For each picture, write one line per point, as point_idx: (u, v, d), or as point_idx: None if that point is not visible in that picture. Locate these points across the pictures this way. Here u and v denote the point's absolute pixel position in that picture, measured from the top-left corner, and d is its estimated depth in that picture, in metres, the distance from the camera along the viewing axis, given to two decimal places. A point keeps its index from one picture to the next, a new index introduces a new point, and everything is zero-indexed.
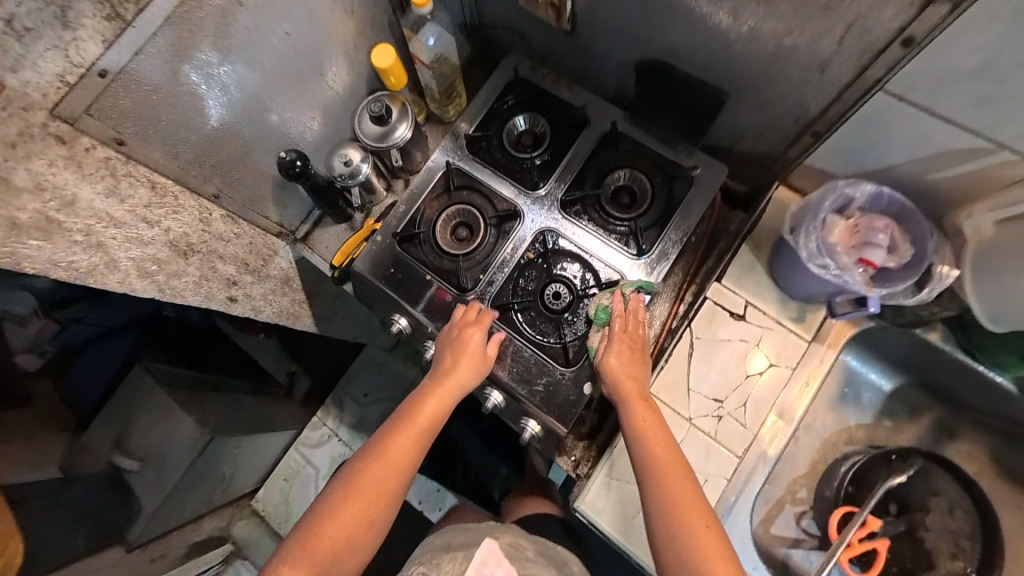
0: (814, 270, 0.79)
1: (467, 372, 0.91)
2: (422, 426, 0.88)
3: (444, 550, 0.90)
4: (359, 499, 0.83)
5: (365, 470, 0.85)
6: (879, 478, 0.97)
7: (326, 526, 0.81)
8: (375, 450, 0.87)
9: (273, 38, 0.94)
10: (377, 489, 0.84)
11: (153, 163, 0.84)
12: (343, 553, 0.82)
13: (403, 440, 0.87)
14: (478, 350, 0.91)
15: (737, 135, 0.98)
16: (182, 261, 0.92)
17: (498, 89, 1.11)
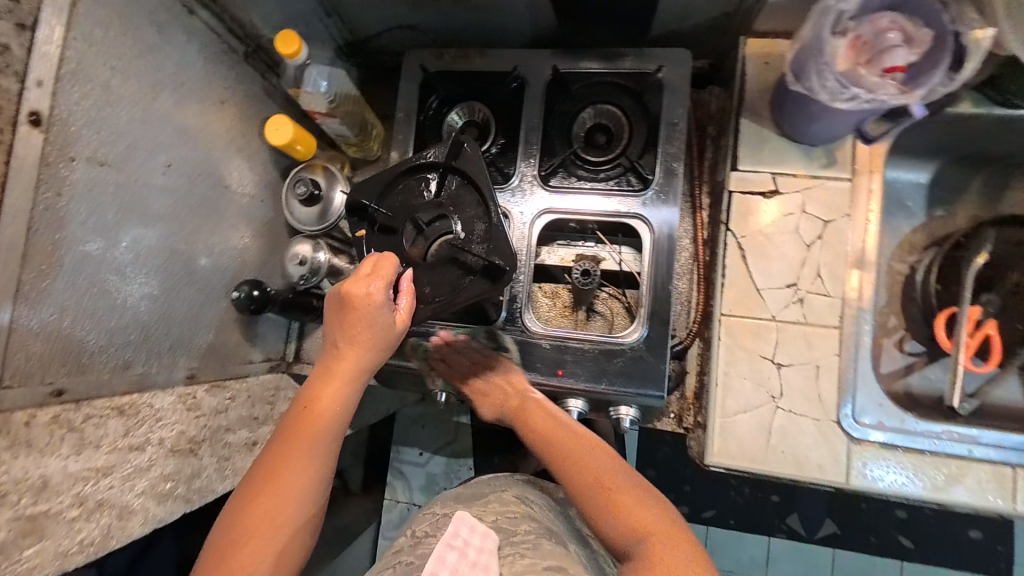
0: (842, 106, 0.70)
1: (369, 330, 0.68)
2: (342, 374, 0.70)
3: (454, 505, 0.80)
4: (264, 490, 0.66)
5: (272, 453, 0.69)
6: (961, 265, 0.89)
7: (246, 486, 0.68)
8: (282, 431, 0.70)
9: (159, 185, 0.75)
10: (279, 477, 0.67)
11: (103, 388, 0.68)
12: (263, 517, 0.65)
13: (315, 411, 0.69)
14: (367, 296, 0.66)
15: (683, 13, 0.88)
16: (194, 457, 0.82)
17: (419, 91, 0.98)
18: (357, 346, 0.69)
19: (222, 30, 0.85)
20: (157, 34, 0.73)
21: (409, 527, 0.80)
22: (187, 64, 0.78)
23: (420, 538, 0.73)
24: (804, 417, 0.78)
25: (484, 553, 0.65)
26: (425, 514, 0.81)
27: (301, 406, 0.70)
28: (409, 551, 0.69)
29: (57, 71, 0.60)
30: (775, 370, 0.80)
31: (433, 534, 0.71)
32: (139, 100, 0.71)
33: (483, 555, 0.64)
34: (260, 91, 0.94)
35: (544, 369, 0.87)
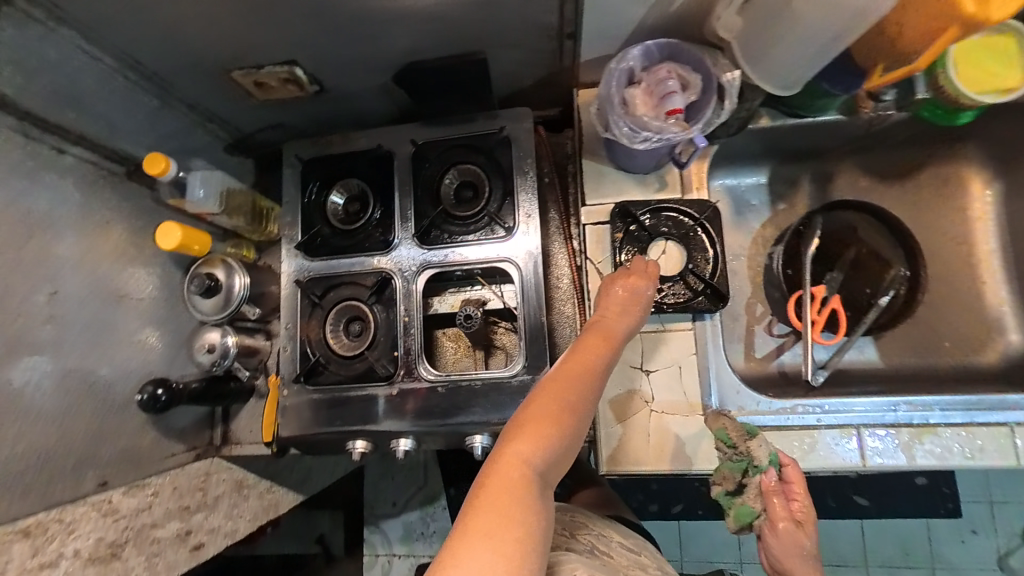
0: (641, 146, 0.82)
1: (638, 291, 0.82)
2: (599, 356, 0.72)
3: (607, 529, 0.90)
4: (526, 446, 0.61)
5: (544, 390, 0.67)
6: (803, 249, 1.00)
7: (522, 424, 0.63)
8: (549, 380, 0.69)
9: (47, 312, 0.81)
10: (559, 421, 0.64)
11: (4, 515, 0.72)
12: (557, 425, 0.63)
13: (583, 376, 0.69)
14: (630, 294, 0.81)
15: (516, 75, 1.02)
16: (118, 561, 0.85)
17: (298, 179, 1.09)
18: (622, 325, 0.78)
19: (99, 158, 0.92)
20: (26, 179, 0.79)
21: (561, 525, 0.85)
22: (63, 197, 0.85)
23: (595, 547, 0.81)
24: (676, 415, 0.86)
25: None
26: (571, 519, 0.88)
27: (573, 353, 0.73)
28: (604, 560, 0.77)
29: None
30: (643, 376, 0.88)
31: (609, 555, 0.80)
32: (12, 242, 0.77)
33: None
34: (148, 202, 1.02)
35: (443, 414, 0.94)
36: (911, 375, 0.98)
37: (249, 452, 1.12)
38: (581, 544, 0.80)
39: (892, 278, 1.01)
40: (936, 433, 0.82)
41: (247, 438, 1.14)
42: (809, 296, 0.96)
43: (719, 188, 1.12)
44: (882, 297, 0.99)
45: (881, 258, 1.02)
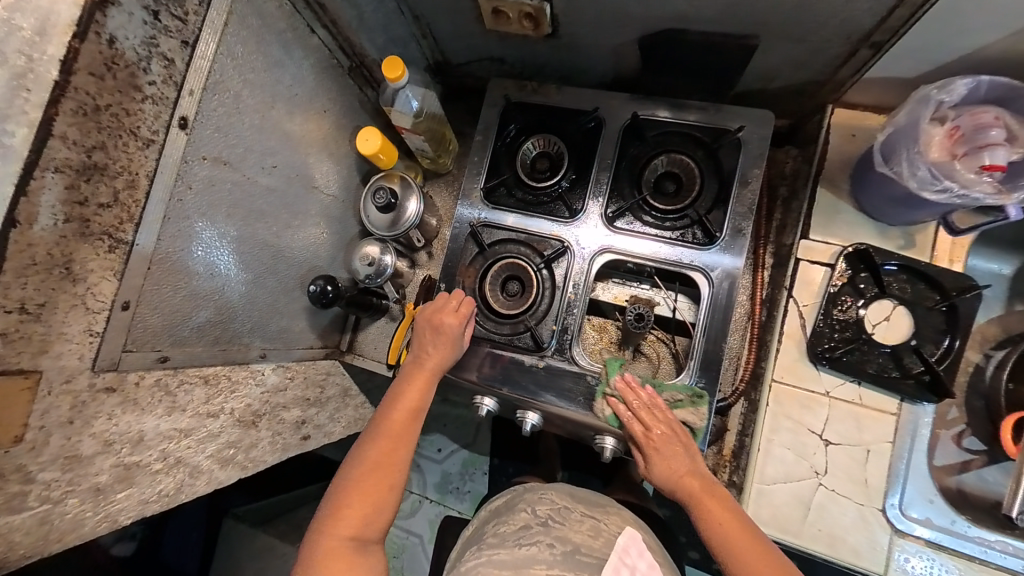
0: (932, 197, 0.69)
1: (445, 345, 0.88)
2: (413, 405, 0.82)
3: (575, 502, 0.85)
4: (389, 453, 0.76)
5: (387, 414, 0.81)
6: None
7: (371, 438, 0.78)
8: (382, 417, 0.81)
9: (266, 183, 0.83)
10: (404, 430, 0.80)
11: (196, 359, 0.76)
12: (389, 453, 0.77)
13: (397, 422, 0.80)
14: (450, 331, 0.88)
15: (771, 75, 0.89)
16: (255, 430, 0.90)
17: (497, 120, 1.03)
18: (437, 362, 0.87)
19: (334, 47, 0.92)
20: (282, 51, 0.80)
21: (524, 504, 0.84)
22: (300, 77, 0.86)
23: (550, 521, 0.79)
24: (846, 498, 0.77)
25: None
26: (537, 497, 0.85)
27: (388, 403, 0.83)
28: (544, 533, 0.76)
29: (205, 82, 0.66)
30: (821, 445, 0.79)
31: (564, 524, 0.78)
32: (259, 108, 0.78)
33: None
34: (355, 103, 1.02)
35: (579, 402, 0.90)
36: None
37: (367, 367, 1.15)
38: (534, 521, 0.79)
39: None
40: None
41: (367, 353, 1.18)
42: None
43: None
44: None
45: None
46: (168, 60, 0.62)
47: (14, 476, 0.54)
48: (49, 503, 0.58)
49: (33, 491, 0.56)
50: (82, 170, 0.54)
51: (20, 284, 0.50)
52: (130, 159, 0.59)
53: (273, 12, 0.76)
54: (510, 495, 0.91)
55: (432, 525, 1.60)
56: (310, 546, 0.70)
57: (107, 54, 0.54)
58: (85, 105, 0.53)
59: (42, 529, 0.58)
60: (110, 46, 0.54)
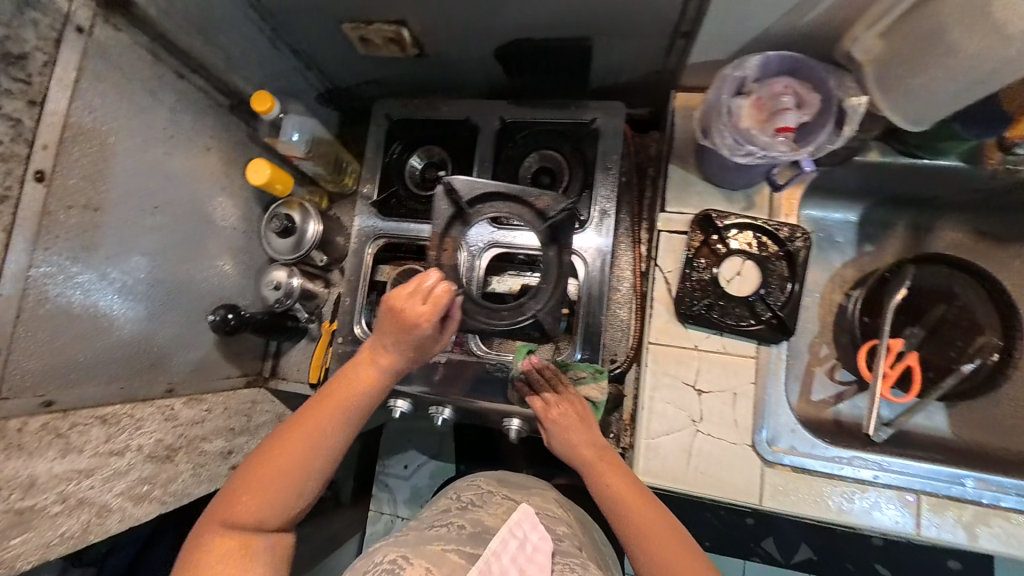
0: (742, 160, 0.79)
1: (403, 337, 0.76)
2: (342, 416, 0.77)
3: (500, 486, 0.91)
4: (275, 463, 0.73)
5: (284, 434, 0.75)
6: (886, 299, 0.95)
7: (252, 464, 0.74)
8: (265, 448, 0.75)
9: (148, 223, 0.86)
10: (296, 463, 0.73)
11: (90, 399, 0.78)
12: (276, 477, 0.72)
13: (300, 445, 0.74)
14: (419, 314, 0.74)
15: (616, 69, 0.99)
16: (172, 463, 0.92)
17: (384, 138, 1.10)
18: (388, 366, 0.79)
19: (210, 89, 0.98)
20: (150, 97, 0.85)
21: (456, 491, 0.89)
22: (177, 119, 0.91)
23: (469, 505, 0.85)
24: (722, 440, 0.84)
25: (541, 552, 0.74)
26: (466, 484, 0.92)
27: (322, 397, 0.78)
28: (457, 515, 0.81)
29: (60, 133, 0.71)
30: (695, 396, 0.86)
31: (482, 505, 0.83)
32: (130, 153, 0.82)
33: (539, 553, 0.73)
34: (244, 137, 1.08)
35: (484, 389, 0.96)
36: (983, 453, 0.92)
37: (294, 390, 1.18)
38: (456, 506, 0.85)
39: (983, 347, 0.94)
40: (1000, 518, 0.78)
41: (294, 376, 1.21)
42: (885, 349, 0.91)
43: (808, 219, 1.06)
44: (965, 364, 0.93)
45: (973, 323, 0.95)
46: (16, 120, 0.66)
47: None
48: None
49: None
50: None
51: None
52: None
53: (134, 63, 0.81)
54: (446, 485, 0.97)
55: None
56: (182, 569, 0.67)
57: None
58: None
59: None
60: None
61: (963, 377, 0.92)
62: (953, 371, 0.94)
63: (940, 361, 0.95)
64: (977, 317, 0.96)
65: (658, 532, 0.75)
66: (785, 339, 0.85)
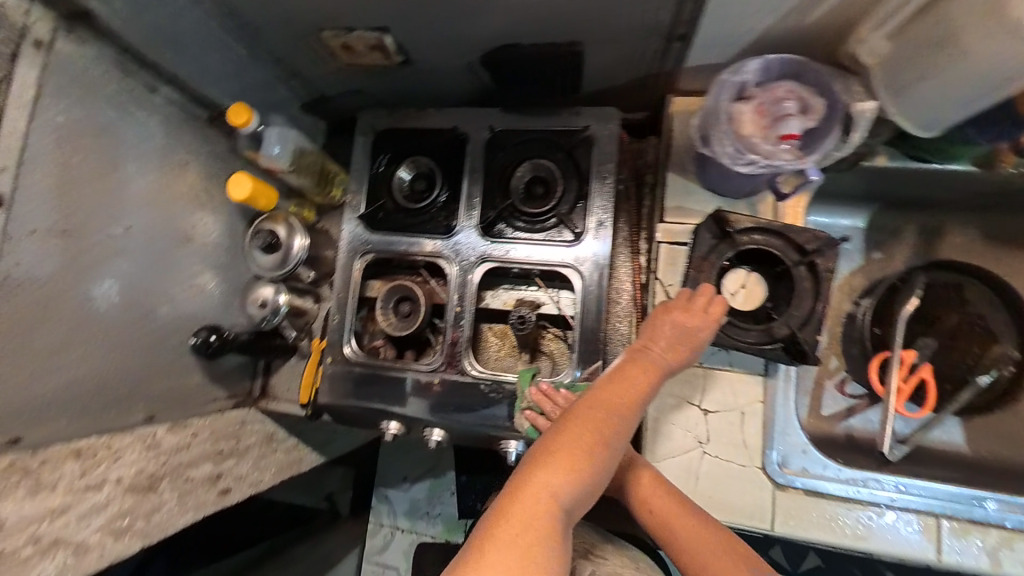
0: (744, 170, 0.75)
1: (658, 364, 0.69)
2: (638, 402, 0.66)
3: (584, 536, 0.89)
4: (512, 532, 0.57)
5: (509, 516, 0.58)
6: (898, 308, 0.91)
7: (507, 496, 0.60)
8: (492, 529, 0.58)
9: (122, 245, 0.82)
10: (538, 549, 0.56)
11: (61, 433, 0.75)
12: (524, 532, 0.57)
13: (570, 446, 0.62)
14: (691, 337, 0.72)
15: (609, 73, 0.94)
16: (154, 494, 0.88)
17: (370, 149, 1.06)
18: (671, 361, 0.71)
19: (187, 101, 0.94)
20: (120, 113, 0.81)
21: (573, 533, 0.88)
22: (150, 135, 0.87)
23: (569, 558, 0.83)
24: (729, 462, 0.81)
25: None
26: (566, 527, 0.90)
27: (548, 449, 0.63)
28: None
29: (18, 158, 0.66)
30: (701, 415, 0.83)
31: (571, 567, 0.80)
32: (100, 173, 0.78)
33: None
34: (225, 150, 1.04)
35: (478, 408, 0.94)
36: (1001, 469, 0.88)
37: (284, 409, 1.15)
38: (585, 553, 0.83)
39: (999, 357, 0.90)
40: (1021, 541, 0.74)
41: (284, 395, 1.17)
42: (897, 361, 0.87)
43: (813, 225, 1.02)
44: (980, 376, 0.89)
45: (987, 332, 0.91)
46: None
47: None
48: None
49: None
50: None
51: None
52: None
53: (100, 78, 0.77)
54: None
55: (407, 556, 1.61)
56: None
57: None
58: None
59: None
60: None
61: (978, 390, 0.88)
62: (967, 383, 0.90)
63: (954, 372, 0.91)
64: (992, 325, 0.92)
65: (705, 553, 0.69)
66: (801, 362, 0.75)
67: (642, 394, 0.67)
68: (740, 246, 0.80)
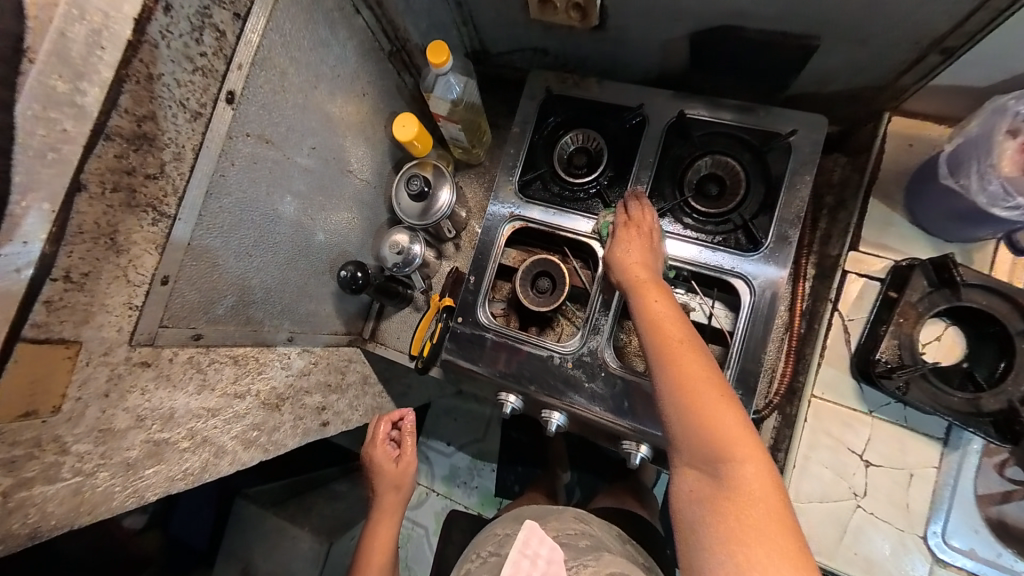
0: (1001, 215, 0.67)
1: (647, 243, 0.81)
2: (388, 519, 1.04)
3: (516, 524, 0.85)
4: (376, 543, 1.03)
5: (376, 538, 1.03)
6: None
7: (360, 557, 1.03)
8: (366, 548, 1.03)
9: (303, 163, 0.81)
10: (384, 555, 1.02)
11: (227, 338, 0.75)
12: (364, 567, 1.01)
13: (382, 528, 1.03)
14: (389, 463, 1.04)
15: (827, 78, 0.85)
16: (278, 412, 0.90)
17: (537, 111, 1.01)
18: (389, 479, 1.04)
19: (377, 29, 0.92)
20: (328, 29, 0.79)
21: (474, 552, 0.82)
22: (343, 59, 0.85)
23: (490, 556, 0.78)
24: (884, 521, 0.76)
25: (554, 564, 0.70)
26: (485, 538, 0.85)
27: None
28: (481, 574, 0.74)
29: (253, 56, 0.65)
30: (861, 466, 0.78)
31: (510, 533, 0.81)
32: (303, 88, 0.76)
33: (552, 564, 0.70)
34: (392, 87, 1.01)
35: (609, 406, 0.89)
36: None
37: (390, 356, 1.15)
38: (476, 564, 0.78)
39: None
40: None
41: (390, 342, 1.17)
42: None
43: None
44: None
45: None
46: (220, 32, 0.60)
47: (49, 447, 0.53)
48: (81, 476, 0.57)
49: (66, 462, 0.55)
50: (132, 140, 0.52)
51: (68, 253, 0.49)
52: (178, 132, 0.57)
53: None
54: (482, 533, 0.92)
55: (439, 517, 1.53)
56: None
57: (163, 23, 0.52)
58: (140, 72, 0.51)
59: (75, 499, 0.57)
60: (166, 13, 0.52)
61: None
62: None
63: None
64: None
65: (699, 399, 0.59)
66: (1008, 442, 0.69)
67: (645, 252, 0.80)
68: (961, 300, 0.72)
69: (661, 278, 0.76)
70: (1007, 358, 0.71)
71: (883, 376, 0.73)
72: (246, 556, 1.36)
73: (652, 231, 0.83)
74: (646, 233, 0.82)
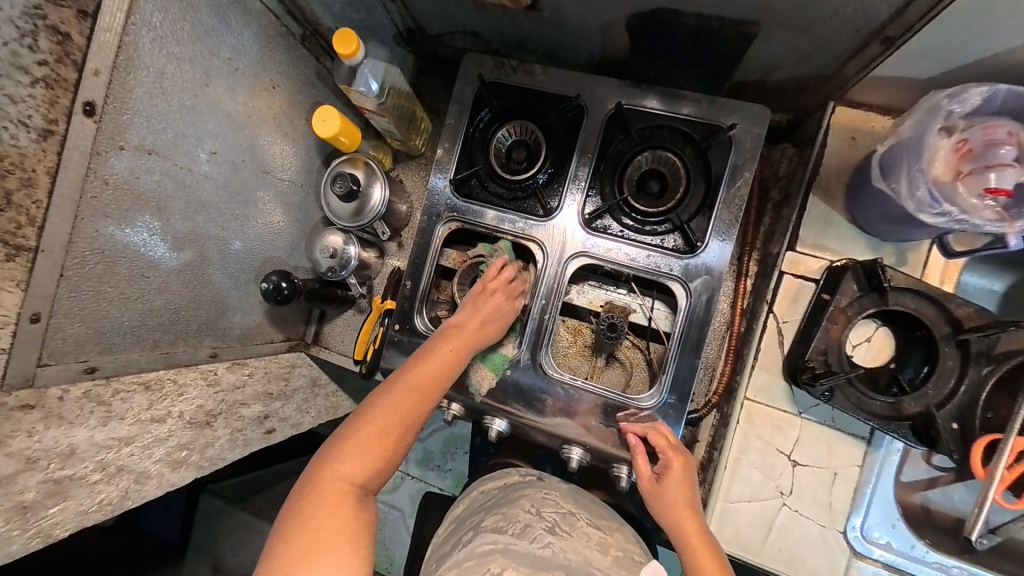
0: (928, 220, 0.63)
1: (685, 480, 0.76)
2: (449, 362, 0.76)
3: (579, 509, 0.80)
4: (403, 406, 0.69)
5: (398, 391, 0.70)
6: None
7: (367, 413, 0.68)
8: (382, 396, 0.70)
9: (204, 170, 0.75)
10: (401, 425, 0.68)
11: (132, 365, 0.70)
12: (364, 450, 0.65)
13: (425, 372, 0.74)
14: (496, 299, 0.84)
15: (768, 66, 0.80)
16: (209, 429, 0.82)
17: (469, 104, 0.94)
18: (483, 333, 0.81)
19: (281, 13, 0.84)
20: (215, 17, 0.71)
21: (527, 501, 0.78)
22: (241, 50, 0.77)
23: (557, 527, 0.73)
24: (807, 519, 0.79)
25: None
26: (542, 497, 0.79)
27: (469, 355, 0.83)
28: (553, 541, 0.70)
29: (114, 58, 0.59)
30: (788, 467, 0.80)
31: (580, 517, 0.77)
32: (189, 87, 0.69)
33: None
34: (310, 75, 0.94)
35: (549, 411, 0.87)
36: None
37: (337, 359, 1.11)
38: (538, 523, 0.73)
39: None
40: None
41: (337, 342, 1.13)
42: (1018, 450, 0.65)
43: (959, 285, 0.84)
44: None
45: None
46: (61, 34, 0.55)
47: None
48: None
49: None
50: None
51: None
52: (22, 154, 0.53)
53: None
54: (508, 484, 0.86)
55: (414, 497, 1.38)
56: (336, 458, 0.64)
57: None
58: None
59: None
60: None
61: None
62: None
63: None
64: None
65: (702, 561, 0.69)
66: (924, 445, 0.70)
67: (690, 488, 0.76)
68: (889, 305, 0.72)
69: (691, 465, 0.78)
70: (931, 363, 0.72)
71: (807, 383, 0.73)
72: (215, 552, 1.31)
73: (677, 448, 0.78)
74: (674, 452, 0.78)
